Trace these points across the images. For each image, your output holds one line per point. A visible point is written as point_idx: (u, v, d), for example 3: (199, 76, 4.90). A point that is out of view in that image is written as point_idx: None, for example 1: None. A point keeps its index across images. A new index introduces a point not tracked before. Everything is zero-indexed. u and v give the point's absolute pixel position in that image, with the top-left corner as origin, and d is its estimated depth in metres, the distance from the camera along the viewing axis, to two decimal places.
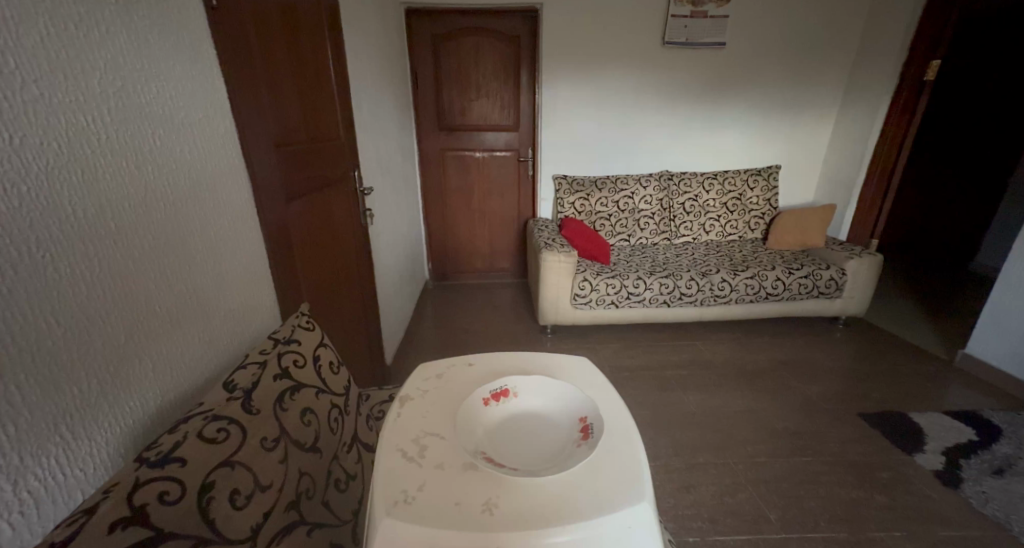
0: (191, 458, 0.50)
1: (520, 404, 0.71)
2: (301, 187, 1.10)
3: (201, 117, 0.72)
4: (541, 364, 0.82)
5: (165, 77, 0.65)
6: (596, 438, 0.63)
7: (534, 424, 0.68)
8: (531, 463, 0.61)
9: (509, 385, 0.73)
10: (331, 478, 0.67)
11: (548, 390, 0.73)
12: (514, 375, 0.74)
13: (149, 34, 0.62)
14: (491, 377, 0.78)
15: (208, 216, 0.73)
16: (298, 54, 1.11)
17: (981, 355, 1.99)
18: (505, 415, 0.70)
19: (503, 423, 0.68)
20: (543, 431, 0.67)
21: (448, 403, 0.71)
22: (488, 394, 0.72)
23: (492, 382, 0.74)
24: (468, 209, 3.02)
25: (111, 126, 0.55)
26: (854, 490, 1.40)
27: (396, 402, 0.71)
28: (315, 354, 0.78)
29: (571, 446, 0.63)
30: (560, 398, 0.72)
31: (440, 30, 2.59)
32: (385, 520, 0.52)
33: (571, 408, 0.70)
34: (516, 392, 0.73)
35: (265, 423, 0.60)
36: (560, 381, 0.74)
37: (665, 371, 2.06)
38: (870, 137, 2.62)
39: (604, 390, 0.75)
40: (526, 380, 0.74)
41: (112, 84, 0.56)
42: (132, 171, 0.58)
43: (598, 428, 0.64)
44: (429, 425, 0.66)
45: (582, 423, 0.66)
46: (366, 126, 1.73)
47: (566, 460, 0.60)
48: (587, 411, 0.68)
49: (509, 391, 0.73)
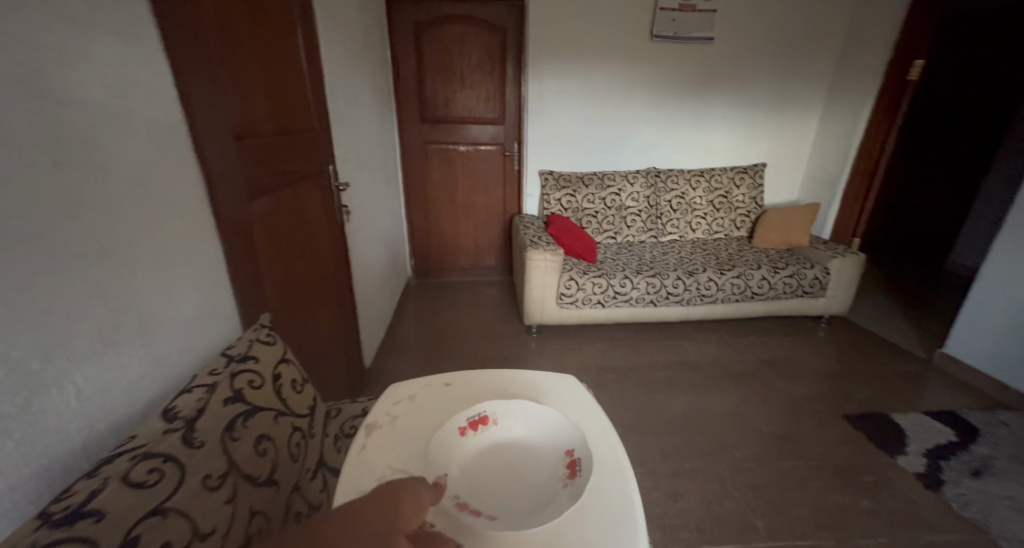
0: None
1: (501, 434, 0.64)
2: (267, 184, 1.01)
3: (138, 107, 0.63)
4: (526, 384, 0.75)
5: (92, 58, 0.56)
6: (583, 478, 0.57)
7: (515, 458, 0.61)
8: (510, 505, 0.55)
9: (488, 411, 0.66)
10: (289, 511, 0.61)
11: (534, 416, 0.66)
12: (492, 400, 0.67)
13: (68, 7, 0.53)
14: (469, 398, 0.71)
15: (151, 220, 0.65)
16: (263, 37, 1.01)
17: (959, 354, 2.01)
18: (482, 448, 0.62)
19: (480, 459, 0.61)
20: (524, 465, 0.60)
21: (421, 438, 0.64)
22: (465, 421, 0.65)
23: (469, 408, 0.67)
24: (452, 204, 2.94)
25: (15, 113, 0.46)
26: (840, 495, 1.39)
27: (362, 431, 0.64)
28: (276, 373, 0.71)
29: (555, 487, 0.57)
30: (546, 427, 0.65)
31: (422, 19, 2.50)
32: None
33: (559, 437, 0.63)
34: (497, 418, 0.66)
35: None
36: (544, 407, 0.67)
37: (652, 373, 2.03)
38: (854, 135, 2.62)
39: (593, 417, 0.69)
40: (507, 407, 0.67)
41: (17, 63, 0.47)
42: (49, 167, 0.50)
43: (586, 465, 0.58)
44: (398, 462, 0.60)
45: (569, 458, 0.60)
46: (342, 118, 1.63)
47: (549, 505, 0.54)
48: (576, 440, 0.62)
49: (489, 418, 0.65)
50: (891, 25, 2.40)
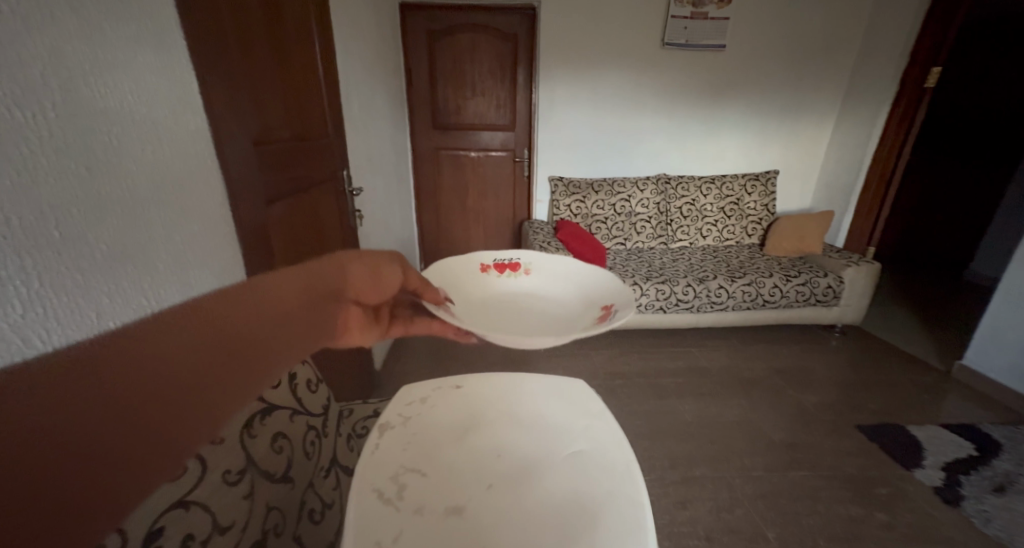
0: (83, 392, 0.32)
1: (523, 276, 0.89)
2: (283, 188, 1.03)
3: (166, 116, 0.65)
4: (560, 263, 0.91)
5: (124, 70, 0.58)
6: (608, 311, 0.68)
7: (531, 293, 0.85)
8: (526, 463, 0.55)
9: (524, 263, 0.90)
10: (305, 509, 0.63)
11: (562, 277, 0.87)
12: (526, 253, 0.91)
13: (104, 22, 0.55)
14: (494, 382, 0.71)
15: (174, 223, 0.66)
16: (281, 46, 1.04)
17: (979, 367, 1.98)
18: (506, 280, 0.88)
19: (500, 286, 0.86)
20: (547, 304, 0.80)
21: (428, 417, 0.62)
22: (506, 267, 0.89)
23: (512, 261, 0.90)
24: (462, 209, 2.98)
25: (54, 123, 0.48)
26: (854, 506, 1.37)
27: (397, 400, 0.66)
28: (291, 373, 0.73)
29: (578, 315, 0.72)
30: (574, 285, 0.84)
31: (435, 27, 2.54)
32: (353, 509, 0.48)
33: (584, 296, 0.80)
34: (526, 266, 0.90)
35: (254, 292, 0.47)
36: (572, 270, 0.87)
37: (661, 379, 2.02)
38: (869, 144, 2.60)
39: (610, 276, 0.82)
40: (537, 259, 0.90)
41: (57, 75, 0.48)
42: (82, 175, 0.51)
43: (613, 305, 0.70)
44: (423, 424, 0.61)
45: (604, 306, 0.72)
46: (357, 124, 1.67)
47: (565, 318, 0.73)
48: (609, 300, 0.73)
49: (522, 267, 0.89)
50: (908, 33, 2.38)
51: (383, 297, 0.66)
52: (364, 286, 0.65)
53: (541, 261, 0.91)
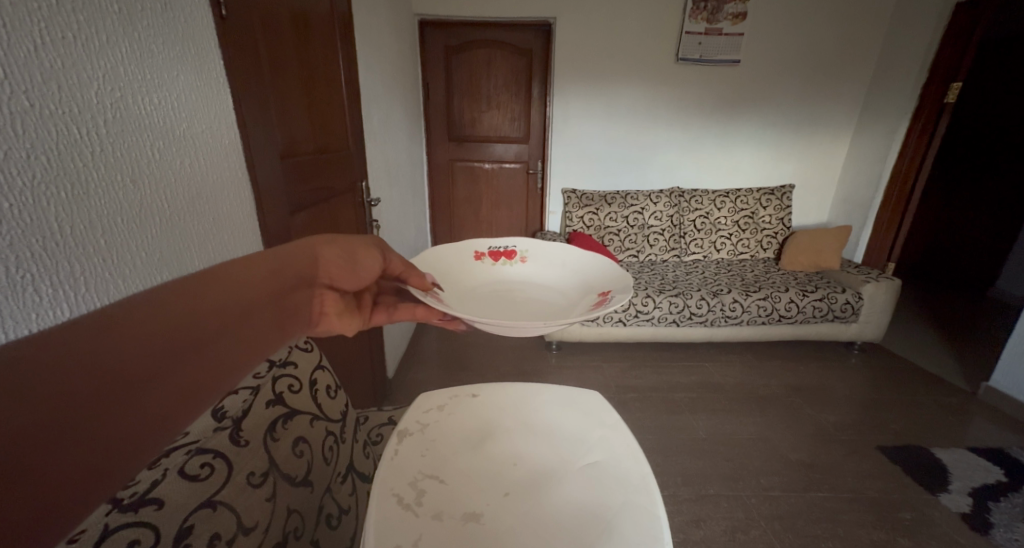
0: (68, 375, 0.35)
1: (519, 263, 0.90)
2: (305, 200, 1.06)
3: (203, 130, 0.68)
4: (552, 247, 0.92)
5: (169, 88, 0.61)
6: (607, 298, 0.69)
7: (528, 281, 0.87)
8: (543, 473, 0.56)
9: (519, 249, 0.91)
10: (323, 513, 0.64)
11: (560, 263, 0.89)
12: (522, 240, 0.93)
13: (153, 44, 0.58)
14: (506, 392, 0.71)
15: (206, 233, 0.69)
16: (308, 61, 1.08)
17: (1007, 389, 1.92)
18: (503, 267, 0.90)
19: (497, 274, 0.88)
20: (545, 296, 0.81)
21: (444, 425, 0.63)
22: (500, 254, 0.90)
23: (504, 246, 0.91)
24: (475, 219, 3.02)
25: (106, 138, 0.51)
26: (876, 531, 1.33)
27: (415, 408, 0.66)
28: (312, 379, 0.76)
29: (580, 306, 0.73)
30: (574, 274, 0.85)
31: (452, 42, 2.60)
32: (374, 516, 0.49)
33: (583, 286, 0.80)
34: (522, 254, 0.91)
35: (228, 281, 0.49)
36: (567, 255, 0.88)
37: (675, 394, 1.99)
38: (888, 158, 2.57)
39: (606, 262, 0.83)
40: (533, 245, 0.92)
41: (110, 95, 0.52)
42: (126, 186, 0.54)
43: (613, 291, 0.70)
44: (439, 433, 0.62)
45: (601, 293, 0.73)
46: (376, 137, 1.71)
47: (567, 312, 0.73)
48: (610, 287, 0.73)
49: (517, 254, 0.91)
50: (926, 48, 2.37)
51: (357, 281, 0.69)
52: (339, 272, 0.67)
53: (536, 248, 0.92)
